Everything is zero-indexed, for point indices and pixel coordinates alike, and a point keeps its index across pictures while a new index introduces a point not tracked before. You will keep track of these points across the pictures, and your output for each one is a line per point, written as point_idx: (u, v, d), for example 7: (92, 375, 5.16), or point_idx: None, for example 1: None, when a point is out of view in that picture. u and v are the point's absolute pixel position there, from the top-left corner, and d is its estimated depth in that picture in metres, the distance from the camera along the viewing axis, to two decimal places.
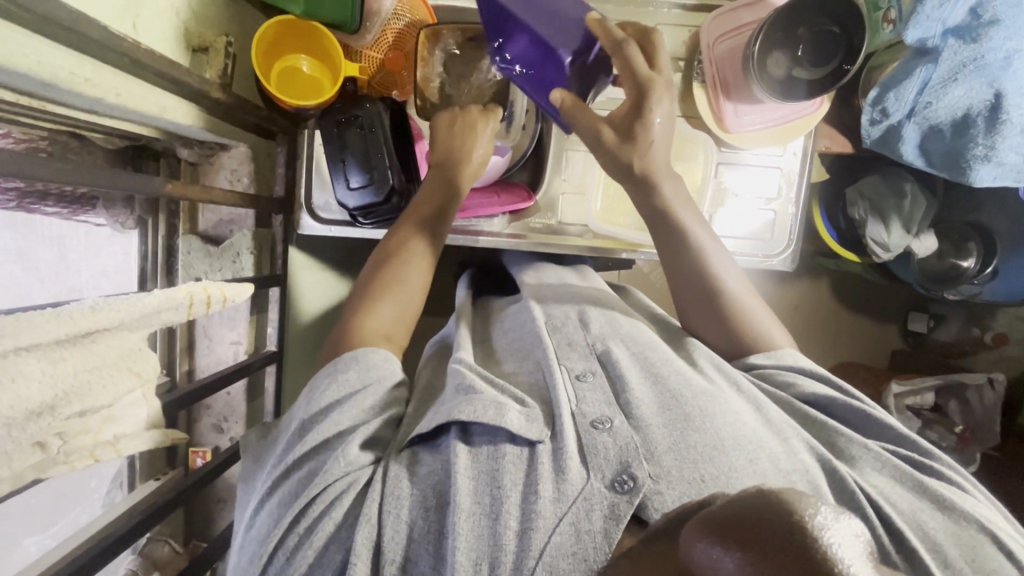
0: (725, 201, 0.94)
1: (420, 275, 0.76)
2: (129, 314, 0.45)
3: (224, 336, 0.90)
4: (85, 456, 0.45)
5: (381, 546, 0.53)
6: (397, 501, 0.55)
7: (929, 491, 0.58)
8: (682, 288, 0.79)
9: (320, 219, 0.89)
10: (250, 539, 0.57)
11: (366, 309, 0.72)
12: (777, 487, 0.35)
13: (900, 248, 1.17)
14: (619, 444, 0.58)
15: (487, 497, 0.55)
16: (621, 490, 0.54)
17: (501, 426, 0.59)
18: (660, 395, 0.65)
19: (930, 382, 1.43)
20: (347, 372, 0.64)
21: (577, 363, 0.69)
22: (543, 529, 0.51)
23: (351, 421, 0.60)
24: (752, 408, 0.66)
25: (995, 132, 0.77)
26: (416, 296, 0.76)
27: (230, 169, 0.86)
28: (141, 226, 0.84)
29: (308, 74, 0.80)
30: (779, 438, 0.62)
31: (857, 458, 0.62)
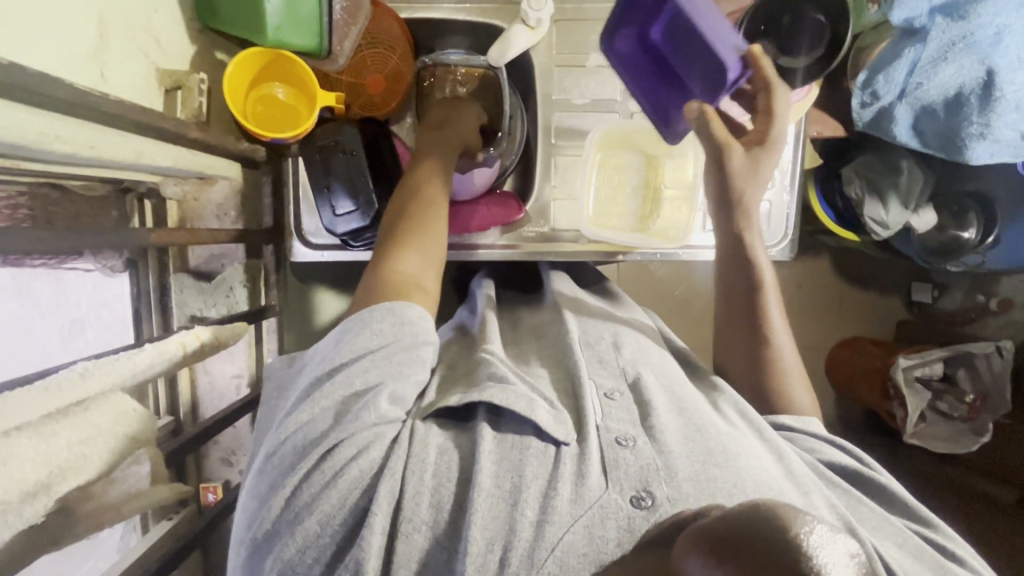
0: None
1: (444, 217, 0.76)
2: (120, 374, 0.46)
3: (225, 370, 0.90)
4: (89, 524, 0.45)
5: (402, 502, 0.55)
6: (421, 465, 0.57)
7: (950, 574, 0.60)
8: (733, 292, 0.82)
9: (312, 244, 0.89)
10: (267, 470, 0.58)
11: (397, 248, 0.71)
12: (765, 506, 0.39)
13: (899, 225, 1.16)
14: (640, 462, 0.59)
15: (508, 482, 0.56)
16: (639, 506, 0.55)
17: (530, 419, 0.61)
18: (686, 428, 0.66)
19: (937, 354, 1.43)
20: (380, 322, 0.64)
21: (607, 380, 0.71)
22: (558, 525, 0.53)
23: (378, 376, 0.60)
24: (775, 458, 0.66)
25: (990, 110, 0.74)
26: (443, 234, 0.75)
27: (216, 204, 0.85)
28: (131, 269, 0.82)
29: (283, 103, 0.79)
30: (801, 493, 0.63)
31: (876, 528, 0.64)
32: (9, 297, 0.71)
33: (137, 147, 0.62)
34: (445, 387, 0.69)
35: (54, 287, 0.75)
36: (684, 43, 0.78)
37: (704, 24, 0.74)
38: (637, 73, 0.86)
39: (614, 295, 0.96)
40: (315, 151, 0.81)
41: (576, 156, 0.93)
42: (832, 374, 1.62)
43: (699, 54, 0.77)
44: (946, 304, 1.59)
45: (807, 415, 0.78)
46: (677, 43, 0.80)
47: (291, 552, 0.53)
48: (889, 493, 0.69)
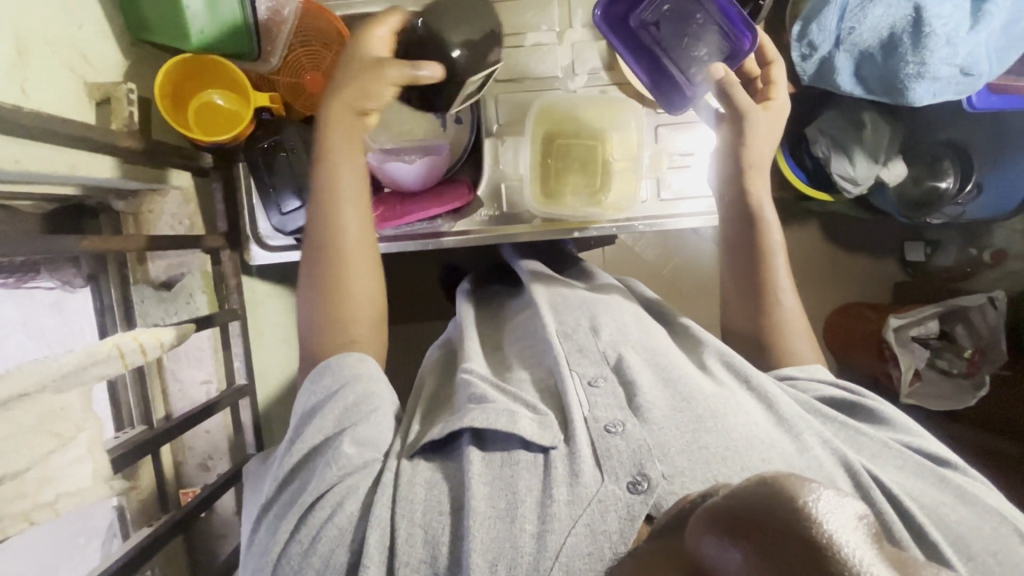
0: (665, 163, 0.93)
1: (371, 248, 0.76)
2: (41, 374, 0.49)
3: (194, 376, 0.91)
4: (19, 521, 0.47)
5: (395, 548, 0.56)
6: (410, 506, 0.59)
7: (951, 484, 0.63)
8: (737, 254, 0.83)
9: (269, 246, 0.92)
10: (252, 555, 0.61)
11: (329, 299, 0.73)
12: (780, 477, 0.37)
13: (868, 180, 1.14)
14: (631, 447, 0.61)
15: (503, 501, 0.58)
16: (636, 491, 0.57)
17: (514, 433, 0.62)
18: (672, 398, 0.67)
19: (931, 310, 1.39)
20: (324, 379, 0.68)
21: (588, 368, 0.71)
22: (559, 531, 0.54)
23: (335, 424, 0.64)
24: (763, 407, 0.68)
25: (922, 47, 0.72)
26: (375, 263, 0.77)
27: (170, 214, 0.86)
28: (93, 284, 0.83)
29: (223, 109, 0.80)
30: (792, 437, 0.64)
31: (877, 455, 0.66)
32: (16, 328, 0.78)
33: (67, 160, 0.65)
34: (428, 419, 0.71)
35: (56, 315, 0.81)
36: (685, 13, 0.80)
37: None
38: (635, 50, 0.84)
39: (591, 274, 0.95)
40: (258, 155, 0.83)
41: (518, 141, 0.94)
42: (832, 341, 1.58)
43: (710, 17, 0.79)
44: (941, 260, 1.56)
45: (811, 362, 0.79)
46: (672, 16, 0.81)
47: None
48: (880, 415, 0.71)
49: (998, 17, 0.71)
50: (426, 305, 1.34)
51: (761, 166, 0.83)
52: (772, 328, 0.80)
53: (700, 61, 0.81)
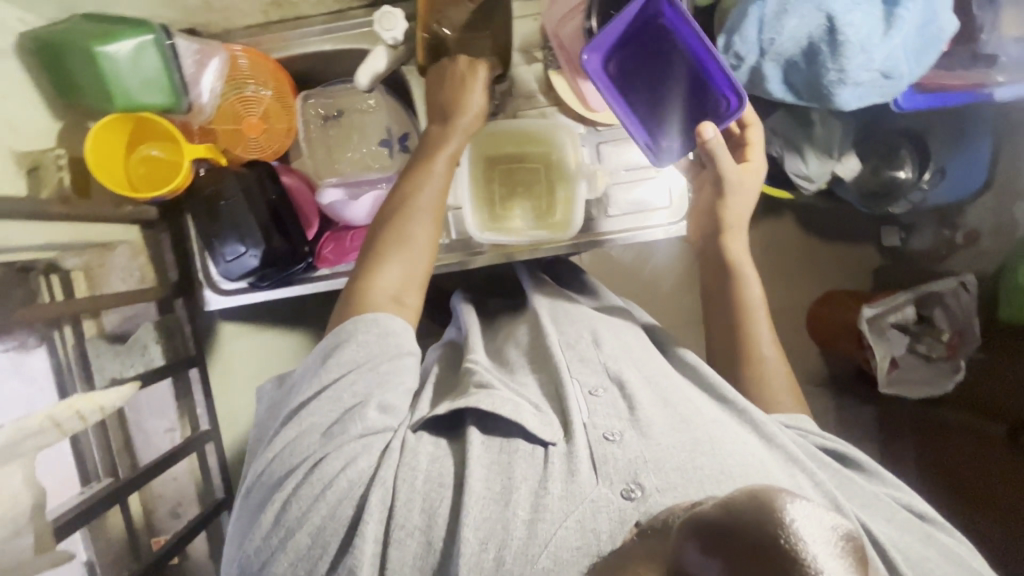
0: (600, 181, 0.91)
1: (429, 230, 0.77)
2: None
3: (157, 425, 0.94)
4: None
5: (392, 516, 0.59)
6: (412, 472, 0.62)
7: (937, 543, 0.64)
8: (718, 302, 0.87)
9: (223, 290, 0.90)
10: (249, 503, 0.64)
11: (377, 261, 0.74)
12: (761, 493, 0.48)
13: (823, 177, 1.14)
14: (629, 455, 0.61)
15: (499, 484, 0.60)
16: (630, 498, 0.58)
17: (518, 422, 0.65)
18: (670, 417, 0.68)
19: (904, 297, 1.38)
20: (366, 334, 0.67)
21: (589, 377, 0.73)
22: (551, 522, 0.56)
23: (364, 389, 0.65)
24: (761, 440, 0.69)
25: (841, 55, 0.73)
26: (429, 243, 0.77)
27: (121, 267, 0.88)
28: (48, 342, 0.82)
29: (160, 161, 0.81)
30: (789, 473, 0.65)
31: (868, 504, 0.67)
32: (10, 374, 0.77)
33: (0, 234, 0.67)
34: (435, 399, 0.74)
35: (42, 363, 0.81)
36: (663, 61, 0.79)
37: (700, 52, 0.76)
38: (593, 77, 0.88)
39: (576, 292, 0.96)
40: (200, 203, 0.85)
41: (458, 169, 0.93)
42: (816, 328, 1.53)
43: (701, 68, 0.77)
44: (917, 243, 1.54)
45: (795, 413, 0.79)
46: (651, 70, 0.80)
47: (288, 564, 0.58)
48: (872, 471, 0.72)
49: (911, 18, 0.73)
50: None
51: (735, 228, 0.87)
52: (747, 369, 0.83)
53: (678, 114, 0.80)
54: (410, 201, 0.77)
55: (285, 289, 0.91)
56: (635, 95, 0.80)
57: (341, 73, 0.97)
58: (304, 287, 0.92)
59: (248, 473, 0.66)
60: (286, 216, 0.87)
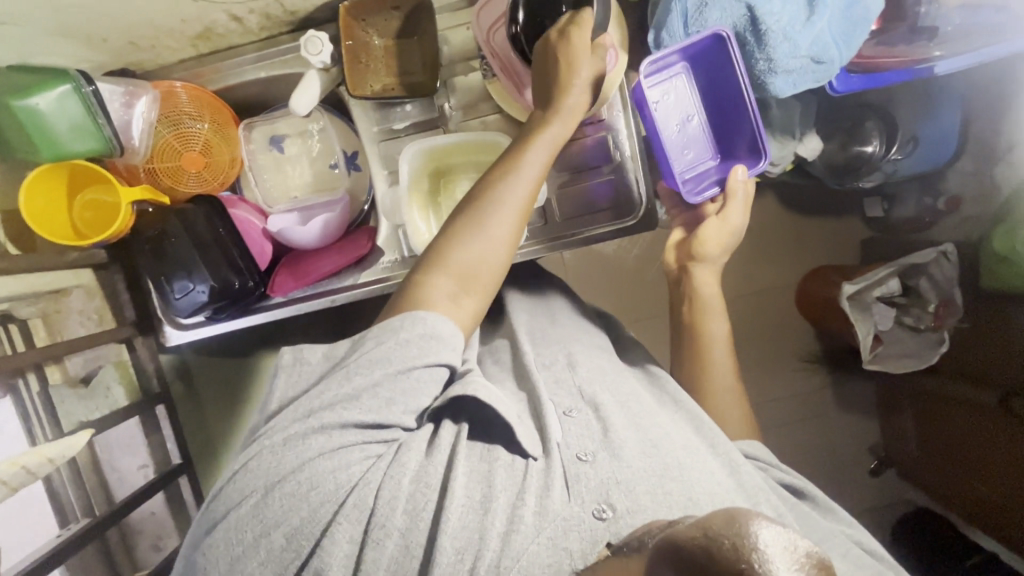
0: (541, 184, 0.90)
1: (510, 233, 0.70)
2: None
3: (130, 463, 0.95)
4: None
5: (374, 513, 0.57)
6: (401, 470, 0.60)
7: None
8: (680, 333, 0.85)
9: (181, 325, 0.91)
10: (220, 490, 0.61)
11: (447, 252, 0.68)
12: (736, 509, 0.39)
13: (785, 159, 1.13)
14: (600, 476, 0.61)
15: (478, 492, 0.60)
16: (600, 518, 0.58)
17: (493, 440, 0.66)
18: (641, 439, 0.67)
19: (886, 271, 1.34)
20: (409, 334, 0.63)
21: (564, 399, 0.72)
22: (525, 534, 0.57)
23: (387, 394, 0.61)
24: (727, 470, 0.69)
25: (764, 43, 0.79)
26: (506, 246, 0.70)
27: (77, 311, 0.89)
28: (14, 391, 0.81)
29: (99, 207, 0.81)
30: (750, 503, 0.66)
31: (825, 539, 0.67)
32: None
33: None
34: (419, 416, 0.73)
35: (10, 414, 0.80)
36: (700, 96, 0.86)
37: (740, 98, 0.82)
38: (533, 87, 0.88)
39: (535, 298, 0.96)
40: (145, 243, 0.85)
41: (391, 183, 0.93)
42: (807, 312, 1.50)
43: (737, 109, 0.83)
44: (901, 212, 1.50)
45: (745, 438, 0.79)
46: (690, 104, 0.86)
47: (259, 561, 0.56)
48: (827, 507, 0.73)
49: (831, 4, 0.78)
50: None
51: (711, 255, 0.83)
52: (697, 370, 0.83)
53: (701, 153, 0.88)
54: (494, 192, 0.71)
55: (243, 320, 0.92)
56: (667, 111, 0.86)
57: (281, 99, 0.97)
58: (261, 316, 0.92)
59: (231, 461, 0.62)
60: (233, 249, 0.87)
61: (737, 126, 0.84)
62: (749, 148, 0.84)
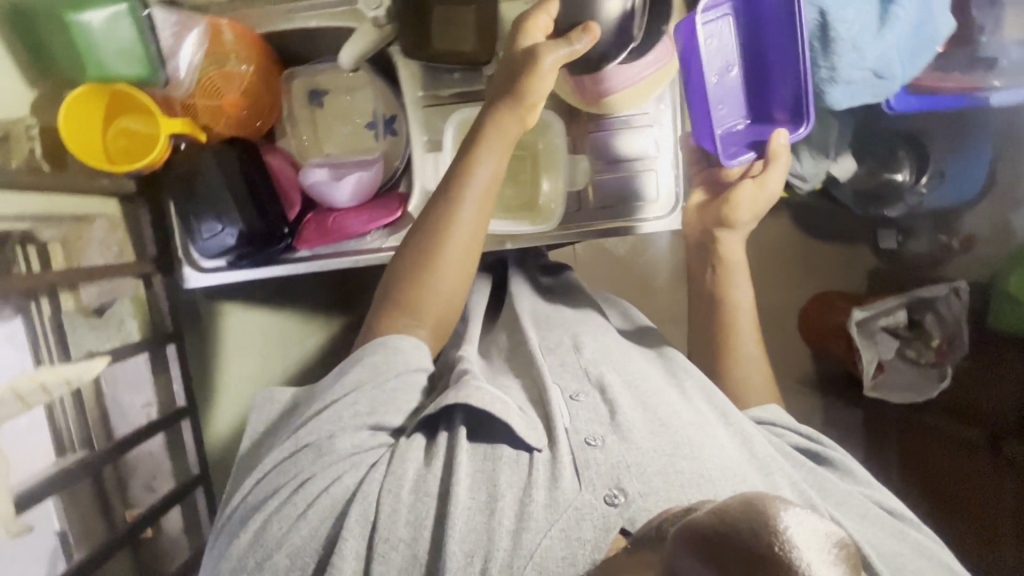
0: (582, 172, 0.91)
1: (461, 248, 0.75)
2: None
3: (134, 401, 0.93)
4: None
5: (376, 526, 0.59)
6: (398, 482, 0.61)
7: (910, 538, 0.66)
8: (699, 297, 0.87)
9: (202, 267, 0.90)
10: (227, 525, 0.65)
11: (414, 290, 0.74)
12: (754, 494, 0.39)
13: (818, 176, 1.12)
14: (610, 461, 0.61)
15: (483, 493, 0.60)
16: (613, 504, 0.58)
17: (503, 426, 0.64)
18: (649, 420, 0.67)
19: (895, 301, 1.35)
20: (373, 356, 0.68)
21: (570, 383, 0.72)
22: (535, 531, 0.56)
23: (367, 405, 0.65)
24: (738, 443, 0.69)
25: (830, 53, 0.79)
26: (462, 263, 0.76)
27: (98, 239, 0.86)
28: (23, 313, 0.78)
29: (137, 136, 0.80)
30: (763, 474, 0.65)
31: (840, 502, 0.68)
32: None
33: None
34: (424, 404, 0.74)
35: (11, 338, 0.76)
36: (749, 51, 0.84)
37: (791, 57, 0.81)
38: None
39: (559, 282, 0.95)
40: (176, 179, 0.84)
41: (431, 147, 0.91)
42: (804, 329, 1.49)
43: (783, 68, 0.81)
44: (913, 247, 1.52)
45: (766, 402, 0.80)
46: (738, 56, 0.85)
47: None
48: (843, 468, 0.73)
49: (903, 20, 0.79)
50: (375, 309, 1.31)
51: (741, 221, 0.84)
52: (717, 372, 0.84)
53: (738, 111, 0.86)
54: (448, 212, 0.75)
55: (264, 269, 0.90)
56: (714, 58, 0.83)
57: (324, 50, 0.94)
58: (281, 268, 0.90)
59: (234, 496, 0.66)
60: (266, 198, 0.87)
61: (780, 86, 0.83)
62: (788, 113, 0.84)
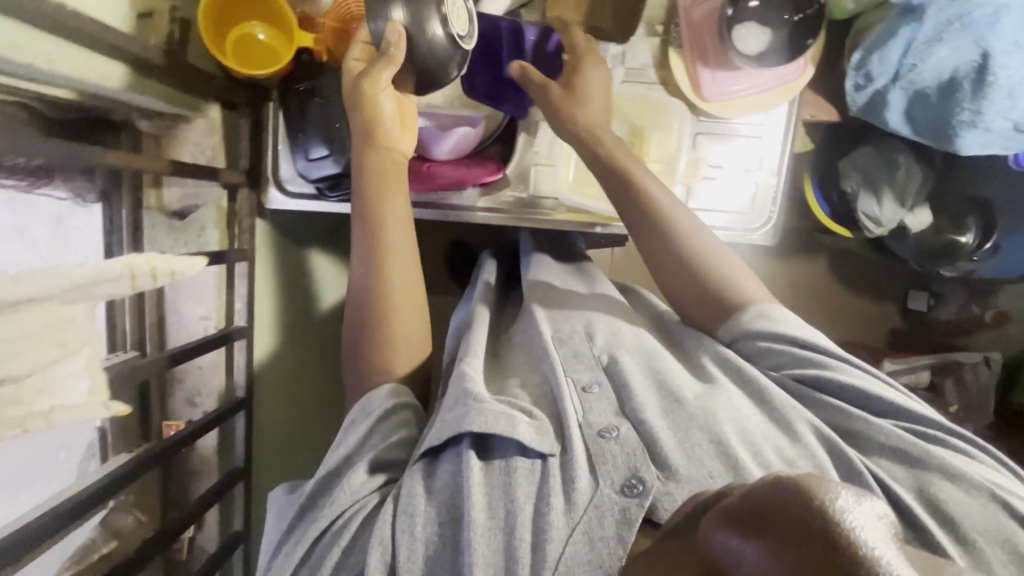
0: (700, 171, 0.90)
1: (394, 262, 0.73)
2: (50, 283, 0.46)
3: (193, 311, 0.90)
4: (12, 427, 0.44)
5: (395, 567, 0.51)
6: (410, 520, 0.53)
7: (935, 459, 0.57)
8: (675, 276, 0.75)
9: (288, 191, 0.89)
10: None
11: (377, 364, 0.70)
12: (798, 476, 0.33)
13: (892, 223, 1.14)
14: (627, 450, 0.57)
15: (501, 510, 0.53)
16: (632, 494, 0.53)
17: (514, 438, 0.56)
18: (663, 399, 0.63)
19: (922, 362, 1.37)
20: (353, 416, 0.65)
21: (583, 373, 0.66)
22: (557, 539, 0.50)
23: (346, 449, 0.61)
24: (753, 401, 0.64)
25: (981, 96, 0.79)
26: (398, 273, 0.73)
27: (194, 142, 0.84)
28: (104, 201, 0.83)
29: (263, 43, 0.78)
30: (781, 428, 0.61)
31: (858, 434, 0.61)
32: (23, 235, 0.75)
33: (100, 69, 0.62)
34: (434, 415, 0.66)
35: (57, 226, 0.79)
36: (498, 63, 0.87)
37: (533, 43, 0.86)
38: (715, 64, 0.85)
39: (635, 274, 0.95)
40: (293, 95, 0.84)
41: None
42: None
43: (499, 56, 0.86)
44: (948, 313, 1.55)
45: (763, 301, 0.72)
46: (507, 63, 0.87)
47: None
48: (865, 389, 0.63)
49: None
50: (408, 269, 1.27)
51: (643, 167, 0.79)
52: None
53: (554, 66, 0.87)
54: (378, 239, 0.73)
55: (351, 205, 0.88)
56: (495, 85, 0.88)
57: None
58: None
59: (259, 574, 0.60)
60: None
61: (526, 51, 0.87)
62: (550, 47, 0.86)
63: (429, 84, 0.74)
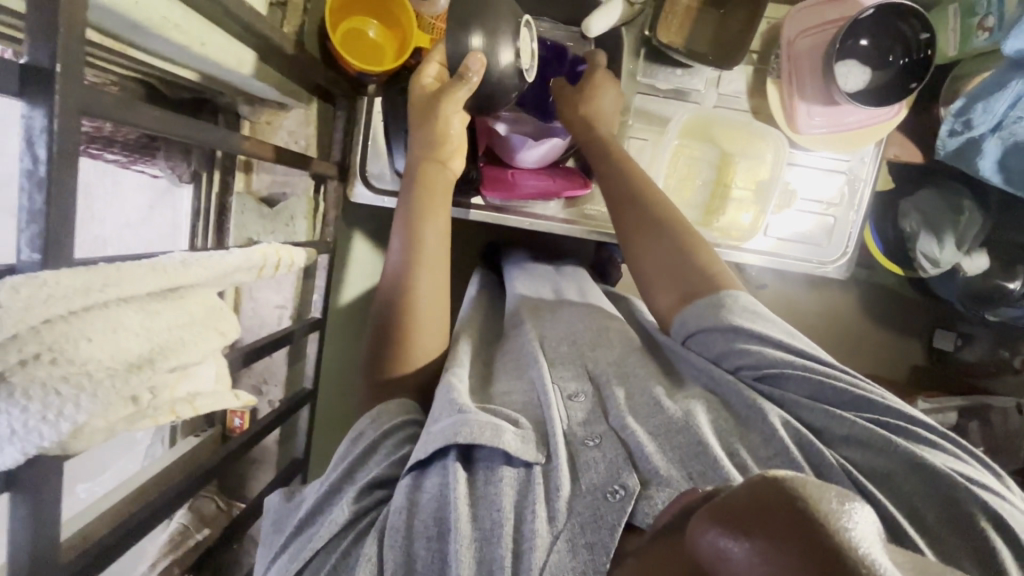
0: (792, 201, 0.91)
1: (426, 276, 0.70)
2: (211, 271, 0.44)
3: (270, 298, 0.91)
4: (164, 412, 0.40)
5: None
6: (395, 532, 0.49)
7: (904, 451, 0.52)
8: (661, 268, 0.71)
9: (372, 186, 0.89)
10: None
11: (392, 370, 0.67)
12: (782, 476, 0.30)
13: (950, 264, 1.16)
14: (609, 458, 0.53)
15: (487, 521, 0.49)
16: (611, 499, 0.49)
17: (498, 448, 0.53)
18: (646, 406, 0.59)
19: (954, 402, 1.35)
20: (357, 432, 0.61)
21: (569, 382, 0.63)
22: (541, 547, 0.46)
23: (338, 468, 0.58)
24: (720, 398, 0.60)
25: None
26: (424, 282, 0.70)
27: (288, 129, 0.85)
28: (196, 180, 0.84)
29: (373, 40, 0.79)
30: (750, 427, 0.57)
31: (830, 430, 0.55)
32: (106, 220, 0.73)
33: (238, 55, 0.61)
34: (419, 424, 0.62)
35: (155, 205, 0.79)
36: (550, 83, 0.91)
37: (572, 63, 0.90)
38: (812, 98, 0.86)
39: None
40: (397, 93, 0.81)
41: (653, 138, 0.91)
42: None
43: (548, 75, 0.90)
44: None
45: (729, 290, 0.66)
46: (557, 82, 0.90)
47: None
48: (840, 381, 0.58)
49: None
50: (466, 276, 1.27)
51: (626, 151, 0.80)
52: None
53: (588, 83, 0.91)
54: (417, 247, 0.72)
55: None
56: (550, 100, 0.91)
57: (553, 12, 0.93)
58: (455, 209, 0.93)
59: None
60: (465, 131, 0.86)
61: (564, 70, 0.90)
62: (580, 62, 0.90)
63: (487, 106, 0.76)
